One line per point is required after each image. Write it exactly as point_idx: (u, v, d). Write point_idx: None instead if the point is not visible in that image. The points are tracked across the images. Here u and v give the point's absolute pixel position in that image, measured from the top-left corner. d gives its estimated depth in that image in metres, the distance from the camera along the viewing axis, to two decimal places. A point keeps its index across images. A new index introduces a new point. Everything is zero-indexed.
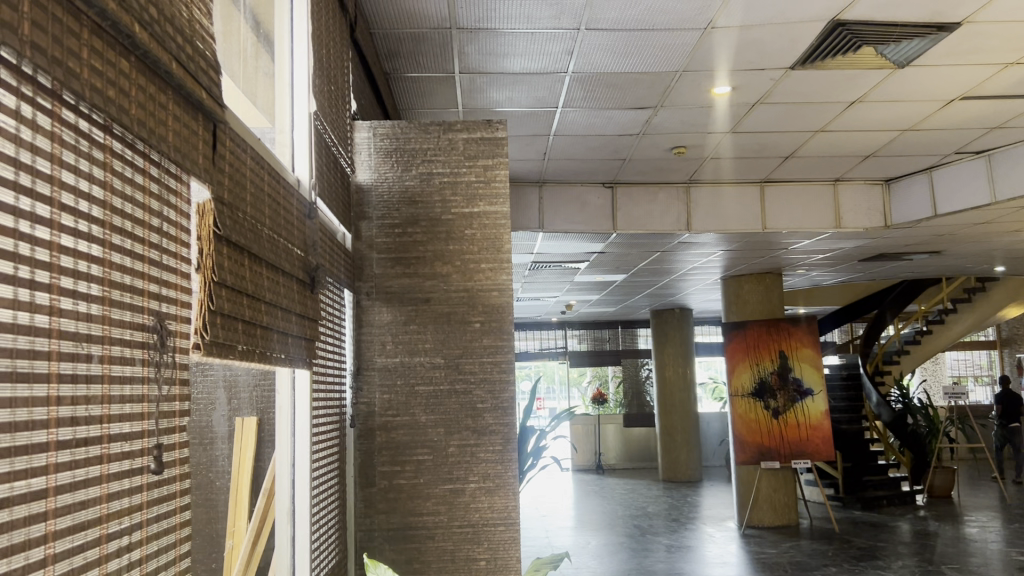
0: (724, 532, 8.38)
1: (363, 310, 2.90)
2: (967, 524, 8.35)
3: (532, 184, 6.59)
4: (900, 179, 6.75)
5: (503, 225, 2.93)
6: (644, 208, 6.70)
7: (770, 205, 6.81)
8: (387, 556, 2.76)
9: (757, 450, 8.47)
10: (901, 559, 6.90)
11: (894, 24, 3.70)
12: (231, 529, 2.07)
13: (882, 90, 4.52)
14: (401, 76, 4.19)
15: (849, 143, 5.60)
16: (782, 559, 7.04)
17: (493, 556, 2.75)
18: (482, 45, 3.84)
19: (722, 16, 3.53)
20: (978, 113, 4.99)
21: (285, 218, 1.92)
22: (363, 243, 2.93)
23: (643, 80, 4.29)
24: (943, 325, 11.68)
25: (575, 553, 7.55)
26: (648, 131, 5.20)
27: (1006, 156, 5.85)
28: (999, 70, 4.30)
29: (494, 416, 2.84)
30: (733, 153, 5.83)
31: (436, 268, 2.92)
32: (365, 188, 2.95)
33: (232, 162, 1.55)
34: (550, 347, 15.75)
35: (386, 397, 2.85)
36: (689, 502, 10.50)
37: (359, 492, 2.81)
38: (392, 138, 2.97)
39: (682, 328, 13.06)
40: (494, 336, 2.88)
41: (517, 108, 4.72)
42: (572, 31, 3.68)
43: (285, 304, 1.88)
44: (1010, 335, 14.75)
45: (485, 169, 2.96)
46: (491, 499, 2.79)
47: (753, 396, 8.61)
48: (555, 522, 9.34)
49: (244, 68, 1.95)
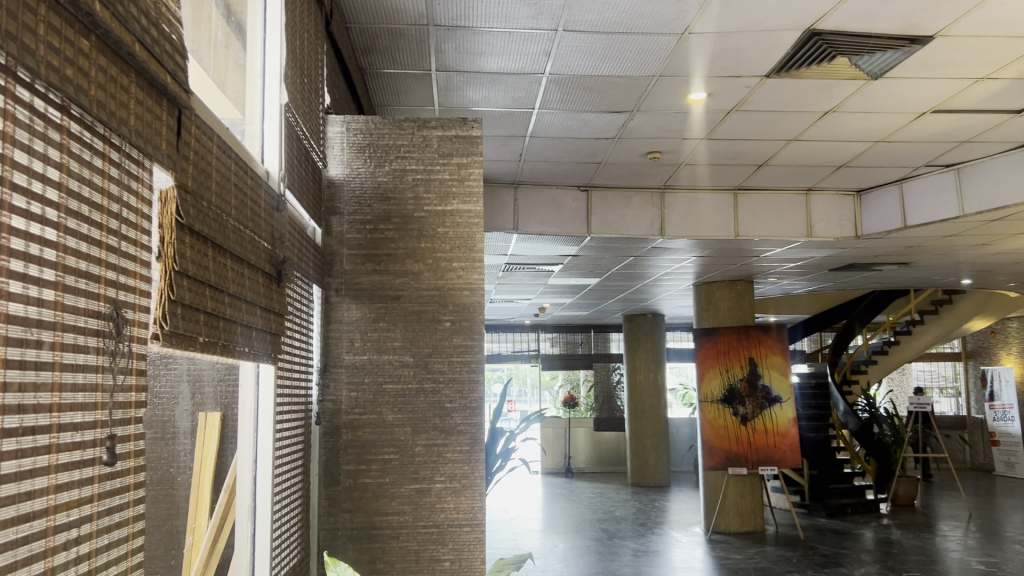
0: (691, 537, 8.42)
1: (332, 306, 2.85)
2: (929, 533, 8.47)
3: (507, 185, 6.57)
4: (871, 190, 6.82)
5: (476, 224, 2.91)
6: (618, 211, 6.71)
7: (743, 213, 6.86)
8: (349, 556, 2.73)
9: (724, 455, 8.52)
10: (864, 566, 6.97)
11: (868, 36, 3.73)
12: (192, 526, 2.02)
13: (854, 101, 4.57)
14: (377, 71, 4.16)
15: (821, 153, 5.65)
16: (747, 564, 7.08)
17: (457, 557, 2.73)
18: (459, 43, 3.82)
19: (698, 22, 3.54)
20: (948, 127, 5.06)
21: (252, 210, 1.89)
22: (333, 238, 2.89)
23: (621, 83, 4.30)
24: (912, 336, 11.88)
25: (540, 555, 7.56)
26: (623, 135, 5.21)
27: (976, 170, 5.92)
28: (970, 85, 4.35)
29: (462, 415, 2.82)
30: (709, 160, 5.86)
31: (407, 266, 2.90)
32: (337, 183, 2.91)
33: (198, 150, 1.51)
34: (522, 349, 15.77)
35: (353, 395, 2.81)
36: (657, 507, 10.51)
37: (322, 490, 2.76)
38: (365, 133, 2.94)
39: (653, 333, 13.08)
40: (464, 336, 2.86)
41: (493, 108, 4.71)
42: (550, 32, 3.67)
43: (250, 297, 1.84)
44: (975, 347, 14.94)
45: (460, 167, 2.94)
46: (457, 499, 2.77)
47: (722, 402, 8.65)
48: (523, 524, 9.30)
49: (215, 56, 1.92)
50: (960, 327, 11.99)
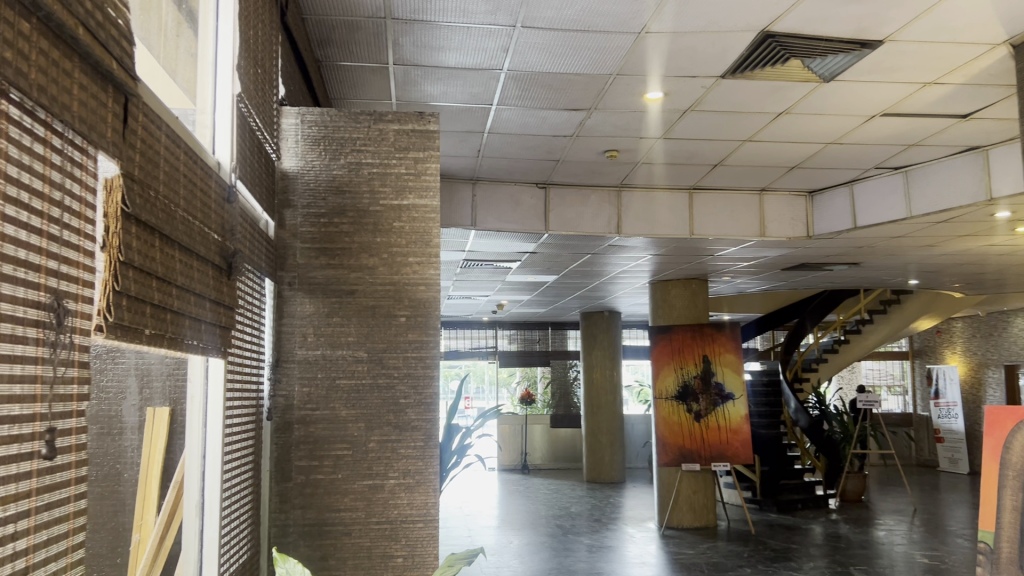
0: (645, 533, 8.50)
1: (285, 301, 2.82)
2: (875, 528, 8.67)
3: (465, 181, 6.53)
4: (823, 192, 6.95)
5: (432, 219, 2.91)
6: (576, 209, 6.73)
7: (698, 212, 6.94)
8: (300, 552, 2.70)
9: (678, 452, 8.61)
10: (813, 560, 7.11)
11: (821, 38, 3.79)
12: (138, 523, 1.95)
13: (806, 103, 4.66)
14: (334, 64, 4.12)
15: (774, 154, 5.74)
16: (700, 559, 7.17)
17: (410, 553, 2.72)
18: (417, 38, 3.80)
19: (654, 21, 3.57)
20: (896, 130, 5.18)
21: (201, 200, 1.85)
22: (286, 231, 2.85)
23: (579, 81, 4.31)
24: (861, 335, 12.14)
25: (495, 552, 7.56)
26: (582, 133, 5.23)
27: (922, 173, 6.07)
28: (918, 89, 4.45)
29: (416, 411, 2.81)
30: (665, 160, 5.93)
31: (362, 260, 2.87)
32: (291, 175, 2.88)
33: (145, 139, 1.48)
34: (480, 346, 15.73)
35: (305, 390, 2.78)
36: (612, 503, 10.59)
37: (273, 487, 2.73)
38: (320, 126, 2.91)
39: (610, 330, 13.16)
40: (419, 331, 2.85)
41: (451, 103, 4.69)
42: (508, 28, 3.67)
43: (198, 289, 1.81)
44: (921, 346, 15.34)
45: (417, 161, 2.93)
46: (410, 495, 2.76)
47: (675, 399, 8.72)
48: (479, 521, 9.30)
49: (165, 44, 1.87)
50: (907, 326, 12.32)
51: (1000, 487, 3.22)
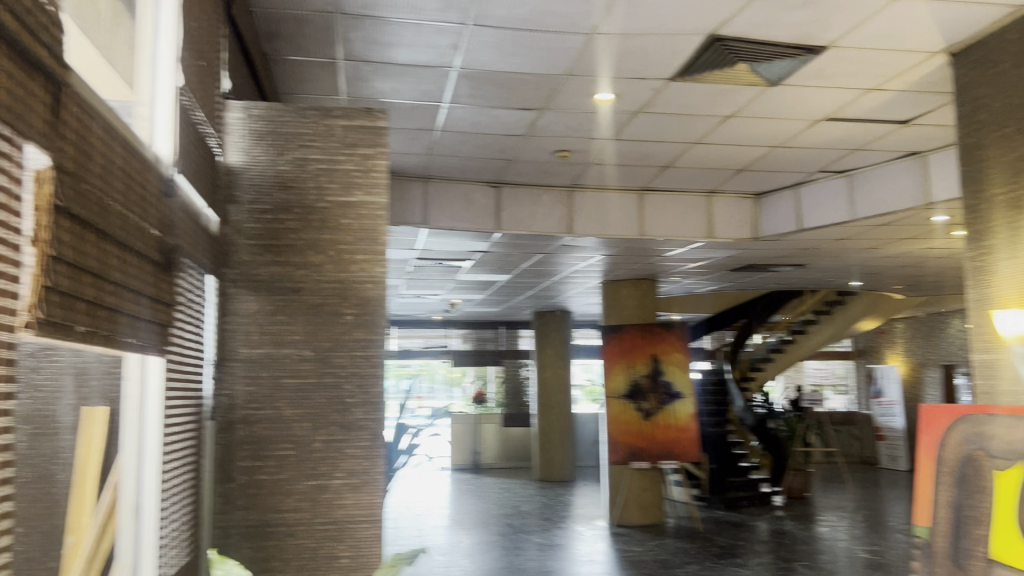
0: (593, 530, 8.56)
1: (228, 299, 2.78)
2: (818, 524, 8.86)
3: (417, 179, 6.47)
4: (769, 195, 7.08)
5: (381, 216, 2.87)
6: (528, 208, 6.75)
7: (649, 213, 7.00)
8: (242, 554, 2.66)
9: (628, 450, 8.68)
10: (758, 556, 7.23)
11: (767, 43, 3.85)
12: (73, 526, 1.87)
13: (753, 106, 4.72)
14: (282, 58, 4.06)
15: (722, 156, 5.81)
16: (648, 556, 7.25)
17: (354, 554, 2.70)
18: (367, 33, 3.76)
19: (603, 22, 3.59)
20: (839, 134, 5.29)
21: (139, 194, 1.81)
22: (230, 227, 2.81)
23: (530, 81, 4.32)
24: (806, 335, 12.35)
25: (444, 551, 7.53)
26: (533, 132, 5.24)
27: (865, 177, 6.22)
28: (860, 94, 4.54)
29: (363, 411, 2.77)
30: (616, 160, 5.96)
31: (309, 257, 2.83)
32: (236, 171, 2.83)
33: (79, 129, 1.44)
34: (434, 345, 15.66)
35: (249, 389, 2.74)
36: (562, 502, 10.64)
37: (215, 487, 2.68)
38: (266, 120, 2.87)
39: (562, 329, 13.20)
40: (366, 330, 2.82)
41: (402, 100, 4.66)
42: (459, 26, 3.65)
43: (135, 286, 1.77)
44: (865, 347, 15.72)
45: (365, 158, 2.89)
46: (356, 495, 2.73)
47: (625, 398, 8.79)
48: (429, 521, 9.26)
49: (102, 31, 1.82)
50: (850, 327, 12.61)
51: (937, 483, 3.32)
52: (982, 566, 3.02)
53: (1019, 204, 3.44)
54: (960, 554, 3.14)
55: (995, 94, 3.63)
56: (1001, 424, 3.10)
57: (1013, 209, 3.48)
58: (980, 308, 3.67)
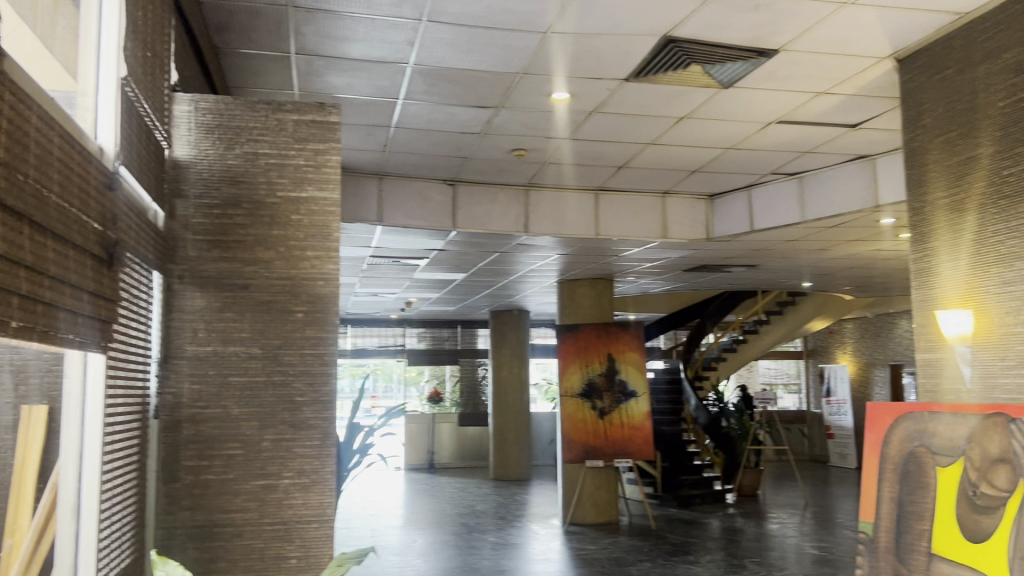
0: (548, 529, 8.58)
1: (174, 295, 2.72)
2: (768, 521, 9.00)
3: (372, 176, 6.42)
4: (722, 196, 7.17)
5: (332, 213, 2.84)
6: (484, 206, 6.74)
7: (604, 213, 7.04)
8: (188, 555, 2.61)
9: (583, 448, 8.72)
10: (710, 553, 7.32)
11: (719, 45, 3.89)
12: (11, 528, 1.86)
13: (706, 108, 4.78)
14: (233, 51, 3.99)
15: (677, 156, 5.86)
16: (601, 554, 7.30)
17: (304, 554, 2.66)
18: (320, 27, 3.72)
19: (558, 22, 3.60)
20: (789, 137, 5.37)
21: (80, 185, 1.76)
22: (177, 222, 2.75)
23: (485, 78, 4.31)
24: (757, 335, 12.56)
25: (397, 551, 7.48)
26: (489, 131, 5.23)
27: (815, 180, 6.33)
28: (810, 98, 4.63)
29: (313, 409, 2.74)
30: (573, 160, 5.99)
31: (258, 253, 2.79)
32: (183, 164, 2.77)
33: (14, 117, 1.39)
34: (389, 344, 15.51)
35: (195, 387, 2.68)
36: (518, 501, 10.64)
37: (160, 488, 2.63)
38: (215, 114, 2.81)
39: (519, 328, 13.21)
40: (316, 327, 2.79)
41: (356, 96, 4.62)
42: (414, 21, 3.63)
43: (75, 280, 1.72)
44: (815, 347, 16.03)
45: (316, 153, 2.86)
46: (305, 495, 2.70)
47: (581, 397, 8.83)
48: (383, 521, 9.19)
49: (42, 18, 1.76)
50: (801, 327, 12.85)
51: (881, 480, 3.39)
52: (923, 561, 3.11)
53: (961, 207, 3.53)
54: (903, 549, 3.21)
55: (939, 99, 3.73)
56: (943, 422, 3.18)
57: (955, 212, 3.57)
58: (923, 308, 3.76)
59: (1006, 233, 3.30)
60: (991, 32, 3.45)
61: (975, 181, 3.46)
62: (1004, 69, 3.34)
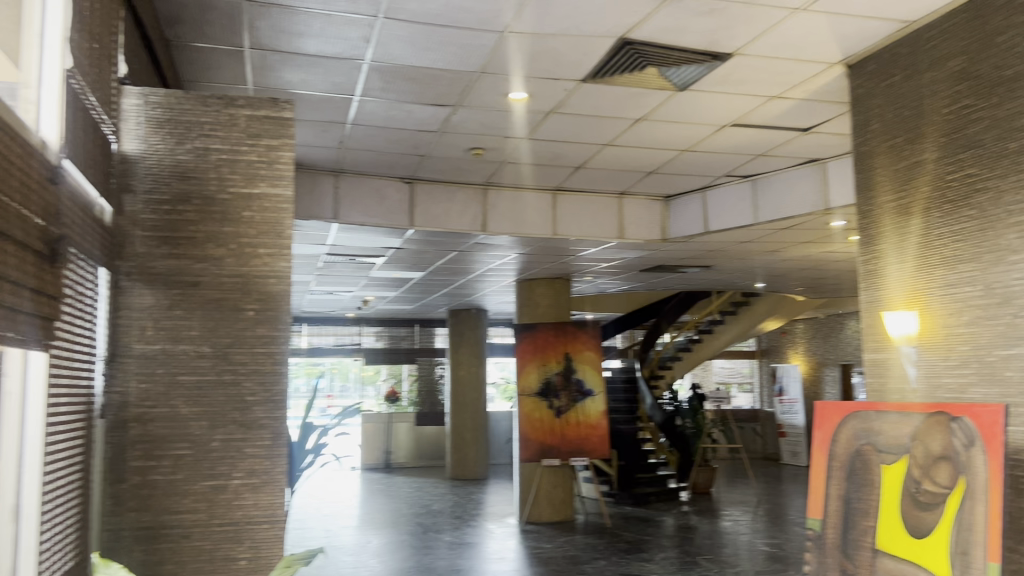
0: (504, 528, 8.59)
1: (121, 292, 2.66)
2: (721, 518, 9.12)
3: (328, 173, 6.37)
4: (678, 198, 7.25)
5: (285, 209, 2.81)
6: (442, 205, 6.71)
7: (562, 213, 7.07)
8: (134, 558, 2.56)
9: (539, 447, 8.74)
10: (664, 551, 7.39)
11: (675, 48, 3.93)
12: None
13: (662, 110, 4.82)
14: (185, 44, 3.92)
15: (634, 158, 5.91)
16: (557, 552, 7.32)
17: (254, 555, 2.63)
18: (275, 22, 3.68)
19: (515, 21, 3.60)
20: (743, 140, 5.44)
21: (20, 177, 1.70)
22: (125, 218, 2.70)
23: (443, 77, 4.29)
24: (711, 335, 12.74)
25: (352, 552, 7.42)
26: (447, 129, 5.22)
27: (768, 182, 6.43)
28: (764, 102, 4.70)
29: (264, 409, 2.71)
30: (531, 160, 6.00)
31: (208, 250, 2.74)
32: (131, 159, 2.72)
33: None
34: (346, 343, 15.35)
35: (143, 386, 2.63)
36: (474, 500, 10.64)
37: (106, 488, 2.57)
38: (165, 108, 2.76)
39: (477, 327, 13.19)
40: (268, 326, 2.75)
41: (311, 92, 4.57)
42: (370, 18, 3.61)
43: (15, 276, 1.67)
44: (768, 346, 16.29)
45: (269, 149, 2.83)
46: (256, 496, 2.67)
47: (538, 396, 8.84)
48: (338, 521, 9.12)
49: None
50: (754, 327, 13.03)
51: (829, 478, 3.46)
52: (868, 557, 3.18)
53: (907, 210, 3.63)
54: (850, 545, 3.28)
55: (886, 106, 3.81)
56: (888, 421, 3.25)
57: (902, 215, 3.66)
58: (871, 309, 3.83)
59: (950, 236, 3.38)
60: (937, 40, 3.54)
61: (921, 185, 3.55)
62: (949, 77, 3.43)
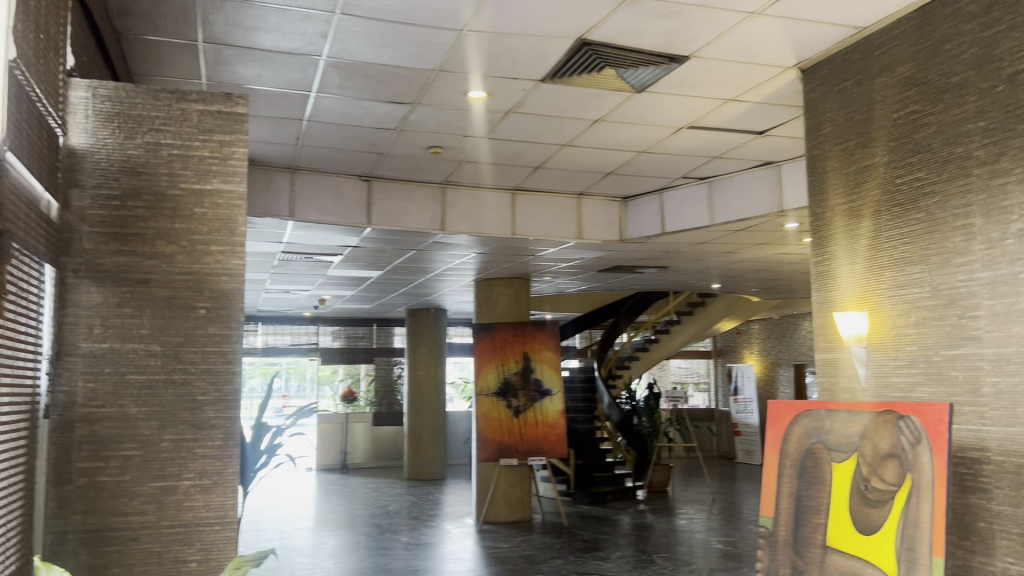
0: (461, 528, 8.58)
1: (68, 289, 2.59)
2: (676, 517, 9.22)
3: (284, 170, 6.29)
4: (636, 199, 7.30)
5: (238, 206, 2.78)
6: (400, 204, 6.67)
7: (521, 213, 7.08)
8: (80, 561, 2.50)
9: (497, 447, 8.75)
10: (620, 549, 7.45)
11: (633, 50, 3.96)
12: None
13: (620, 111, 4.85)
14: (137, 37, 3.84)
15: (592, 158, 5.93)
16: (513, 552, 7.33)
17: (205, 557, 2.60)
18: (229, 16, 3.62)
19: (474, 20, 3.60)
20: (699, 141, 5.50)
21: None
22: (72, 214, 2.63)
23: (401, 74, 4.27)
24: (668, 335, 12.86)
25: (307, 554, 7.34)
26: (405, 127, 5.19)
27: (723, 184, 6.51)
28: (720, 104, 4.75)
29: (215, 409, 2.67)
30: (490, 159, 6.00)
31: (158, 247, 2.69)
32: (79, 153, 2.65)
33: None
34: (302, 342, 15.18)
35: (90, 386, 2.57)
36: (432, 500, 10.60)
37: (50, 491, 2.50)
38: (114, 101, 2.69)
39: (435, 326, 13.14)
40: (219, 325, 2.71)
41: (267, 87, 4.51)
42: (327, 14, 3.57)
43: None
44: (724, 346, 16.50)
45: (222, 145, 2.79)
46: (207, 497, 2.63)
47: (496, 396, 8.84)
48: (293, 522, 9.01)
49: None
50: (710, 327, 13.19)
51: (780, 476, 3.51)
52: (818, 554, 3.23)
53: (857, 212, 3.70)
54: (800, 541, 3.34)
55: (838, 110, 3.89)
56: (838, 420, 3.31)
57: (852, 217, 3.73)
58: (822, 310, 3.90)
59: (899, 238, 3.46)
60: (887, 47, 3.62)
61: (871, 188, 3.63)
62: (898, 83, 3.51)
